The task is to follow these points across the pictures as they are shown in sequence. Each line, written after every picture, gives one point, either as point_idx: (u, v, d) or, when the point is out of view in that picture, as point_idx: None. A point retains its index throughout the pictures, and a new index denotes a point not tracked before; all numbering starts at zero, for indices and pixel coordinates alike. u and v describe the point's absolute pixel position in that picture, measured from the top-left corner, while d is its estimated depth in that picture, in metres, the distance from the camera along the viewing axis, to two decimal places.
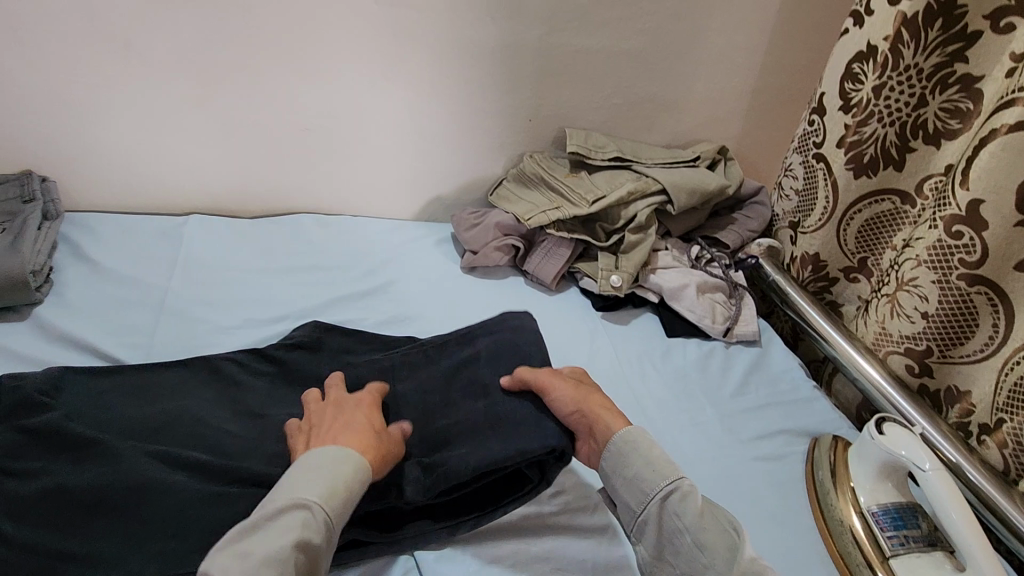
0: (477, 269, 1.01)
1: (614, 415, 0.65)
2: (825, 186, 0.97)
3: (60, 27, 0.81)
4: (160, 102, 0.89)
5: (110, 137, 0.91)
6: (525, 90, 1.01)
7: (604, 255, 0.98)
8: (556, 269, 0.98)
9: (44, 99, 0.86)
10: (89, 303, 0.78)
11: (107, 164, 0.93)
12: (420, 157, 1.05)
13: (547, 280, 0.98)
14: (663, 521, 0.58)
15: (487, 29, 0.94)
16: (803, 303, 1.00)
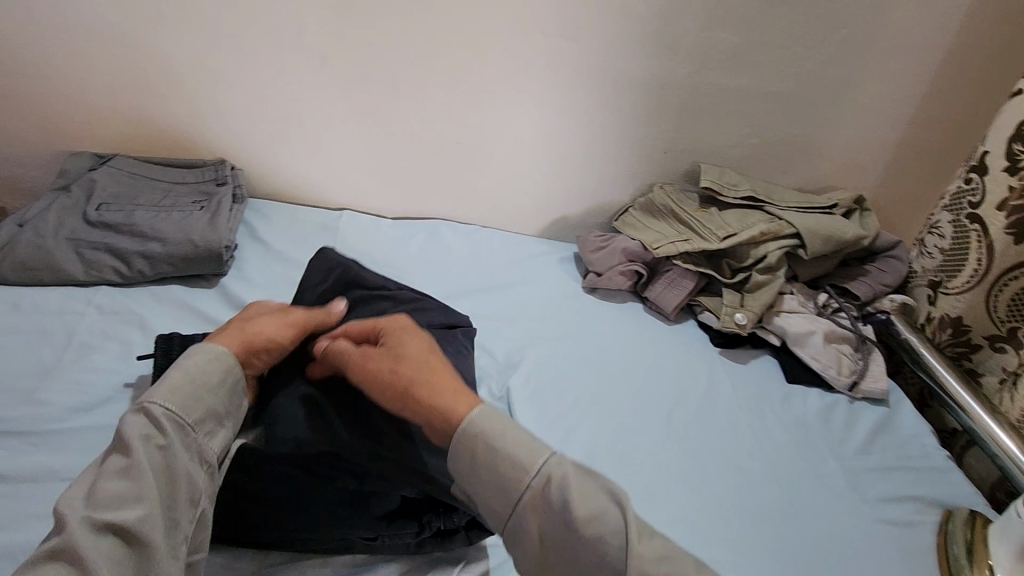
0: (598, 290, 1.04)
1: (454, 395, 0.53)
2: (978, 247, 0.93)
3: (268, 39, 0.89)
4: (336, 110, 0.96)
5: (287, 138, 0.99)
6: (666, 122, 1.04)
7: (729, 291, 0.98)
8: (678, 299, 0.99)
9: (240, 99, 0.94)
10: (263, 280, 0.88)
11: (280, 161, 1.01)
12: (554, 179, 1.09)
13: (668, 310, 0.99)
14: (539, 513, 0.48)
15: (640, 63, 0.97)
16: (939, 367, 0.95)
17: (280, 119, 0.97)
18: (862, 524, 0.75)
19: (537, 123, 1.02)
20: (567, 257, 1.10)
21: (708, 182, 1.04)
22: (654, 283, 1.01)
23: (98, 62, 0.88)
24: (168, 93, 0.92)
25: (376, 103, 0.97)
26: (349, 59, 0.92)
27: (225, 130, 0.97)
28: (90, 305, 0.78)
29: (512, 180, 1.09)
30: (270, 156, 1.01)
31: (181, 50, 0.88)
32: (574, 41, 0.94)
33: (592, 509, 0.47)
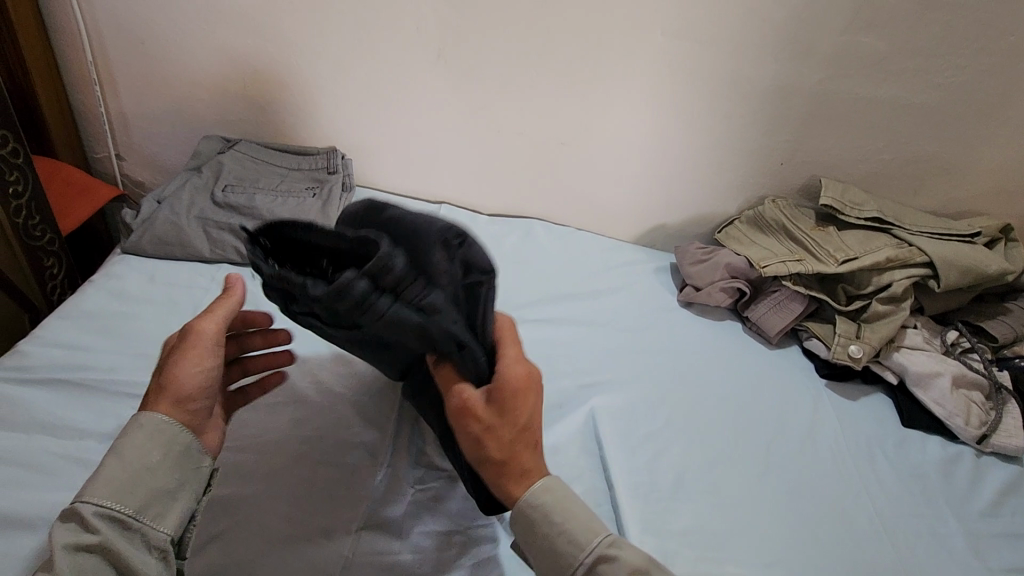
0: (694, 304, 0.99)
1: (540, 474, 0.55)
2: None
3: (387, 35, 0.91)
4: (445, 106, 0.98)
5: (396, 131, 1.01)
6: (787, 132, 0.97)
7: (843, 320, 0.90)
8: (783, 323, 0.92)
9: (355, 91, 0.97)
10: None
11: (387, 153, 1.04)
12: (657, 186, 1.05)
13: (771, 333, 0.93)
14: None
15: (767, 67, 0.91)
16: None
17: (392, 111, 0.99)
18: None
19: (647, 128, 0.99)
20: (663, 268, 1.06)
21: (829, 198, 0.96)
22: (759, 303, 0.95)
23: (235, 51, 0.94)
24: (293, 83, 0.97)
25: (486, 100, 0.97)
26: (464, 55, 0.92)
27: (341, 120, 1.01)
28: (213, 284, 0.83)
29: (613, 185, 1.06)
30: (379, 147, 1.04)
31: (309, 42, 0.92)
32: (696, 43, 0.89)
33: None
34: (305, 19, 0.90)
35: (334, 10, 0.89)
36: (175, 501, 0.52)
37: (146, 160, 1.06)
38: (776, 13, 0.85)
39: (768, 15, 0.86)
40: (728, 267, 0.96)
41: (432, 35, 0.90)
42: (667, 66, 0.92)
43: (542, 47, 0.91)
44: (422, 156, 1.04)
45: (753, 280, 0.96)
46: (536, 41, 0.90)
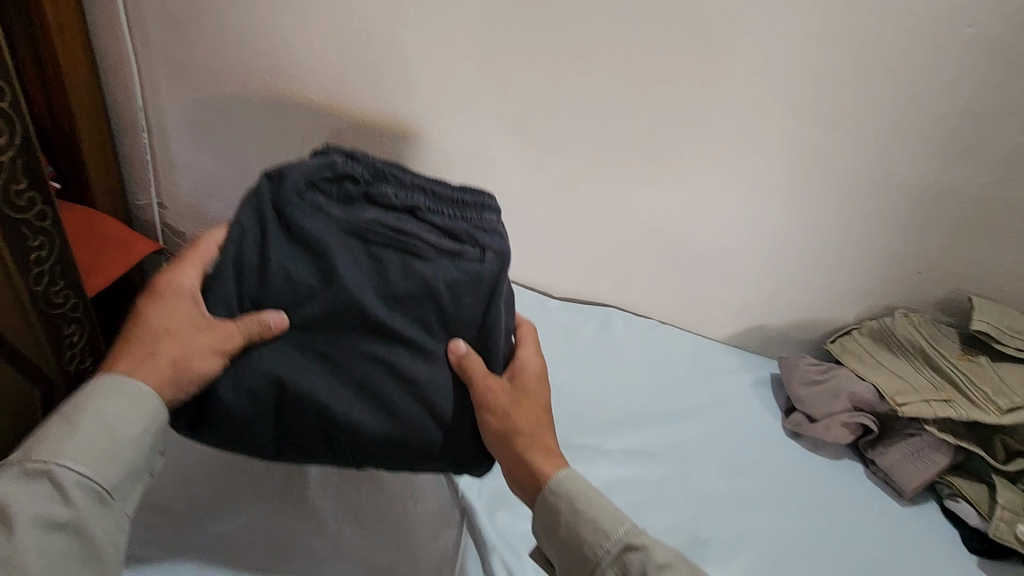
0: (804, 435, 0.82)
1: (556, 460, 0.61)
2: None
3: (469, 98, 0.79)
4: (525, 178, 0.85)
5: None
6: (933, 239, 0.81)
7: (1005, 486, 0.73)
8: (924, 479, 0.74)
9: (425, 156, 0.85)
10: None
11: None
12: (763, 284, 0.90)
13: (906, 487, 0.75)
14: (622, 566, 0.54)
15: (921, 165, 0.75)
16: None
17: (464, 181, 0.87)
18: None
19: (761, 222, 0.84)
20: (763, 382, 0.89)
21: (986, 324, 0.79)
22: (891, 446, 0.78)
23: (298, 107, 0.84)
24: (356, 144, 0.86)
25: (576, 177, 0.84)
26: (558, 127, 0.80)
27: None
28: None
29: (711, 279, 0.91)
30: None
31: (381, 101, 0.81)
32: (836, 132, 0.74)
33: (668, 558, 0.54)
34: (382, 77, 0.79)
35: (414, 69, 0.78)
36: (141, 481, 0.55)
37: (189, 212, 0.96)
38: (944, 104, 0.70)
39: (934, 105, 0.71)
40: (853, 399, 0.79)
41: (523, 102, 0.78)
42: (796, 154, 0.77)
43: (651, 125, 0.78)
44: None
45: (884, 416, 0.80)
46: (643, 116, 0.77)
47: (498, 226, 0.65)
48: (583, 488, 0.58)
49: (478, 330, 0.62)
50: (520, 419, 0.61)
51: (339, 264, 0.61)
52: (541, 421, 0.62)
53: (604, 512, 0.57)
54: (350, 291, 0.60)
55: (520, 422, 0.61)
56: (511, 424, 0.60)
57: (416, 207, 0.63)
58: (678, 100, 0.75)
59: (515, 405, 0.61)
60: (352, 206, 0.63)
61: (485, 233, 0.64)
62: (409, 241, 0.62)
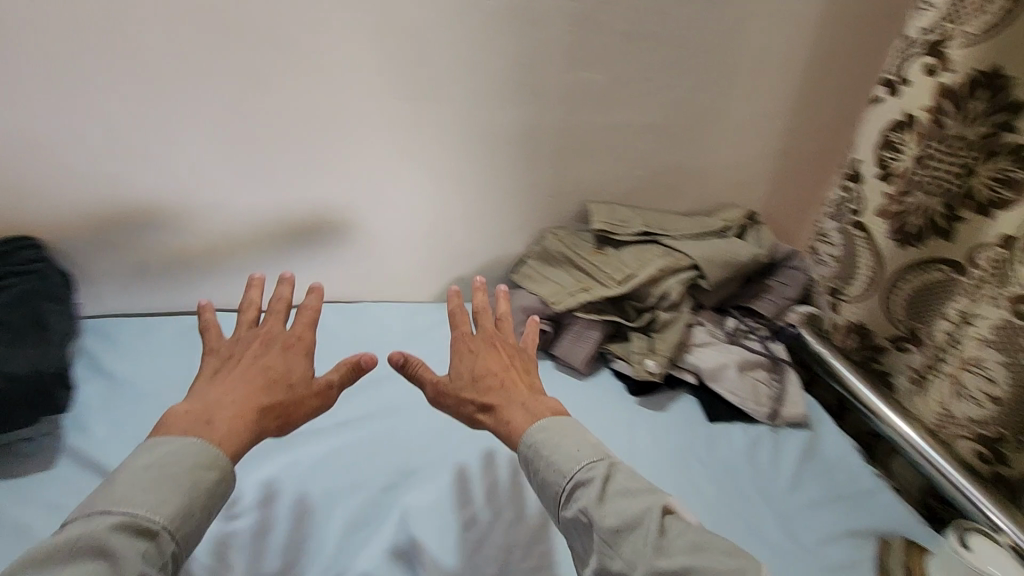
0: None
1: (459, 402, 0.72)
2: (867, 254, 0.93)
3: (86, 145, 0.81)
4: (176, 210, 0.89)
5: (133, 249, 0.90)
6: (546, 169, 0.99)
7: (637, 336, 0.95)
8: (586, 353, 0.93)
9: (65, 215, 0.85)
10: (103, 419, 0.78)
11: (125, 272, 0.92)
12: (446, 247, 1.03)
13: (578, 364, 0.93)
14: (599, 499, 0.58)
15: (508, 111, 0.92)
16: (850, 377, 0.97)
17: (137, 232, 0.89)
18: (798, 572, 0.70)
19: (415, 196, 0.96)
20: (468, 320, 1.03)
21: (602, 225, 1.01)
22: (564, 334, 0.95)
23: None
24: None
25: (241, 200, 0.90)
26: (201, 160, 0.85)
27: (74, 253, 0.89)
28: None
29: (405, 255, 1.02)
30: (121, 271, 0.92)
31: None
32: (434, 101, 0.88)
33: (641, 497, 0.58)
34: None
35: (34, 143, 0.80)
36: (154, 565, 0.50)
37: None
38: (499, 61, 0.87)
39: (491, 64, 0.87)
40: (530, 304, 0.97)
41: (155, 149, 0.83)
42: (414, 134, 0.90)
43: (274, 134, 0.86)
44: (186, 271, 0.94)
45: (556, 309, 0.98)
46: (270, 134, 0.85)
47: (40, 256, 0.82)
48: (553, 440, 0.63)
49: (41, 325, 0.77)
50: (490, 392, 0.70)
51: None
52: (510, 376, 0.72)
53: (556, 455, 0.61)
54: None
55: (470, 384, 0.71)
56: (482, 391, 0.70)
57: None
58: (283, 107, 0.84)
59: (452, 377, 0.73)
60: None
61: (33, 262, 0.81)
62: None
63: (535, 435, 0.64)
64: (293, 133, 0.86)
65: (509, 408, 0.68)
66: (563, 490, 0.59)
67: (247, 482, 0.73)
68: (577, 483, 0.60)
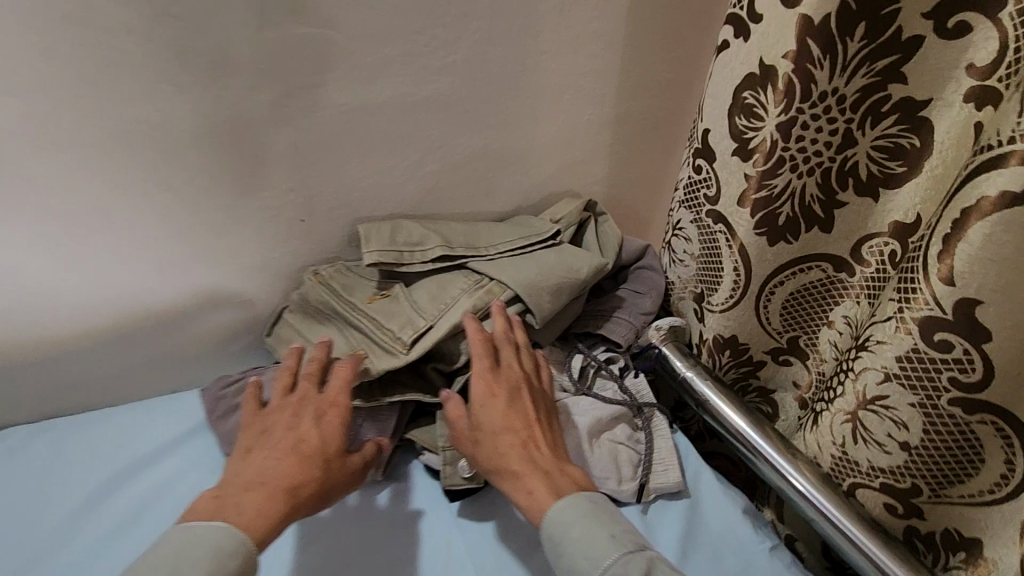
0: None
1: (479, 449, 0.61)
2: (730, 253, 0.70)
3: None
4: None
5: None
6: (282, 180, 0.66)
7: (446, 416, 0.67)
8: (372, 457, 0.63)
9: None
10: None
11: None
12: (158, 327, 0.71)
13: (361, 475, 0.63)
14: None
15: (181, 103, 0.58)
16: (726, 410, 0.76)
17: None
18: None
19: (65, 262, 0.63)
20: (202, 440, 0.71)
21: (381, 257, 0.68)
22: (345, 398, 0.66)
23: None
24: None
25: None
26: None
27: None
28: None
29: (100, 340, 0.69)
30: None
31: None
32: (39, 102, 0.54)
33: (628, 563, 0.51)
34: None
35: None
36: None
37: None
38: (131, 23, 0.52)
39: (123, 31, 0.53)
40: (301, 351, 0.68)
41: None
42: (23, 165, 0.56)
43: None
44: None
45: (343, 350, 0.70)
46: None
47: None
48: (579, 528, 0.53)
49: None
50: (509, 464, 0.58)
51: None
52: (516, 440, 0.59)
53: (581, 550, 0.52)
54: None
55: (495, 449, 0.59)
56: (505, 457, 0.59)
57: None
58: None
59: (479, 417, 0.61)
60: None
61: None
62: None
63: (571, 516, 0.54)
64: None
65: (528, 480, 0.57)
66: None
67: None
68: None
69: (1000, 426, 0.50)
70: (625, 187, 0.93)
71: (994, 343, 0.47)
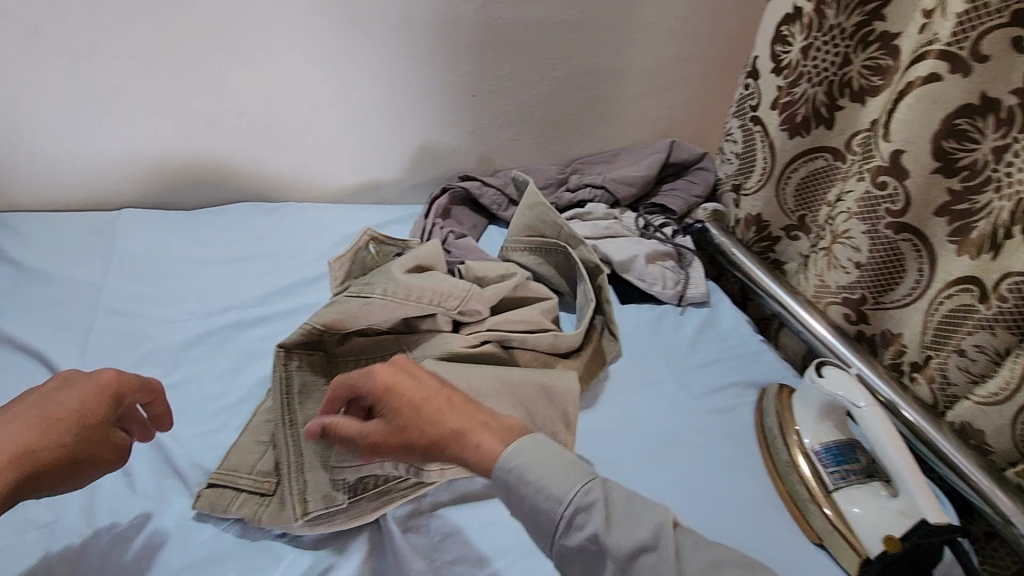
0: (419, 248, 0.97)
1: (410, 412, 0.54)
2: (763, 147, 1.01)
3: None
4: (83, 97, 0.88)
5: (41, 135, 0.90)
6: (466, 65, 1.01)
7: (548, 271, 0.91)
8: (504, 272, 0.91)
9: None
10: (28, 299, 0.76)
11: (32, 155, 0.91)
12: (370, 156, 1.06)
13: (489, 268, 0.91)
14: (578, 520, 0.48)
15: (425, 7, 0.93)
16: (749, 263, 1.07)
17: (73, 143, 0.91)
18: (686, 418, 0.79)
19: (336, 96, 0.98)
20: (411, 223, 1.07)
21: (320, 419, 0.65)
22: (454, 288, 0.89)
23: None
24: None
25: (172, 106, 0.92)
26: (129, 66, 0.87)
27: None
28: None
29: (337, 161, 1.05)
30: (23, 157, 0.91)
31: None
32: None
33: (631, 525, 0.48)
34: None
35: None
36: None
37: None
38: None
39: None
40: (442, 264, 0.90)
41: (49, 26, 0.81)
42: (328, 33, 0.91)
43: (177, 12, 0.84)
44: (98, 162, 0.94)
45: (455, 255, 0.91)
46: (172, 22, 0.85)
47: None
48: (533, 456, 0.51)
49: None
50: (446, 419, 0.53)
51: None
52: (436, 420, 0.54)
53: (541, 470, 0.50)
54: None
55: (425, 424, 0.53)
56: (436, 422, 0.53)
57: None
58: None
59: (397, 397, 0.54)
60: None
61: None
62: None
63: (530, 448, 0.51)
64: (205, 17, 0.86)
65: (474, 433, 0.52)
66: (558, 515, 0.48)
67: (178, 352, 0.74)
68: (576, 509, 0.48)
69: (915, 242, 0.80)
70: (695, 112, 1.22)
71: (910, 179, 0.77)
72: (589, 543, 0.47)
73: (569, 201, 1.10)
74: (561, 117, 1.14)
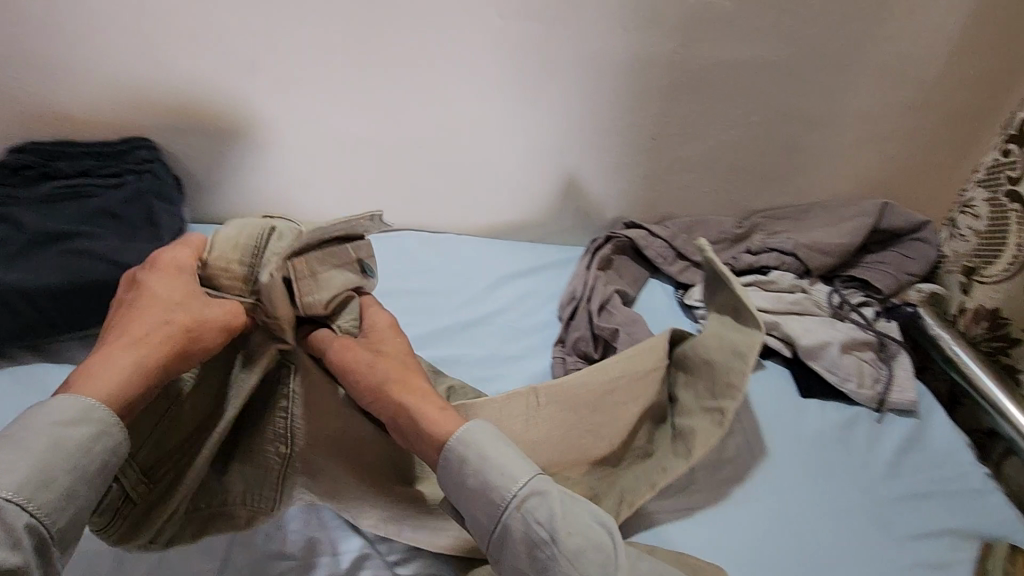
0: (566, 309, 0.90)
1: (392, 362, 0.59)
2: (1019, 228, 0.80)
3: (204, 62, 0.85)
4: (275, 122, 0.91)
5: (234, 157, 0.94)
6: (652, 107, 0.93)
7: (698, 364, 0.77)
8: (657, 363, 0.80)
9: (181, 119, 0.90)
10: None
11: (222, 175, 0.96)
12: (534, 196, 1.02)
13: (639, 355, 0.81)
14: (526, 530, 0.51)
15: (619, 46, 0.87)
16: (972, 364, 0.87)
17: (260, 164, 0.96)
18: (884, 569, 0.65)
19: (511, 133, 0.94)
20: (567, 268, 1.01)
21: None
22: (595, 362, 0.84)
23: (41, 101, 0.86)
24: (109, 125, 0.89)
25: (356, 137, 0.93)
26: (324, 95, 0.89)
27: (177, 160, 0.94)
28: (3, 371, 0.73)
29: (501, 198, 1.02)
30: (218, 175, 0.96)
31: (120, 76, 0.85)
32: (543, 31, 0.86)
33: (576, 529, 0.51)
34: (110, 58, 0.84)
35: (170, 72, 0.86)
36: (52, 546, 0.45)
37: None
38: None
39: None
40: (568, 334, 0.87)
41: (259, 57, 0.85)
42: (516, 70, 0.88)
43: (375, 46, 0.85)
44: (278, 186, 0.98)
45: (618, 319, 0.86)
46: (369, 53, 0.85)
47: (152, 156, 0.89)
48: (545, 491, 0.53)
49: (140, 169, 0.88)
50: (410, 378, 0.59)
51: (72, 204, 0.84)
52: (411, 379, 0.59)
53: (503, 463, 0.53)
54: (71, 207, 0.84)
55: (385, 372, 0.58)
56: (403, 381, 0.58)
57: (86, 171, 0.87)
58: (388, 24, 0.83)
59: (375, 355, 0.60)
60: (37, 186, 0.85)
61: (145, 160, 0.88)
62: (82, 190, 0.86)
63: (551, 485, 0.54)
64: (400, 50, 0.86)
65: (410, 394, 0.57)
66: (556, 548, 0.50)
67: None
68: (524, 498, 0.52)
69: None
70: (919, 170, 1.02)
71: None
72: (550, 558, 0.50)
73: (748, 263, 0.97)
74: (749, 165, 1.00)
